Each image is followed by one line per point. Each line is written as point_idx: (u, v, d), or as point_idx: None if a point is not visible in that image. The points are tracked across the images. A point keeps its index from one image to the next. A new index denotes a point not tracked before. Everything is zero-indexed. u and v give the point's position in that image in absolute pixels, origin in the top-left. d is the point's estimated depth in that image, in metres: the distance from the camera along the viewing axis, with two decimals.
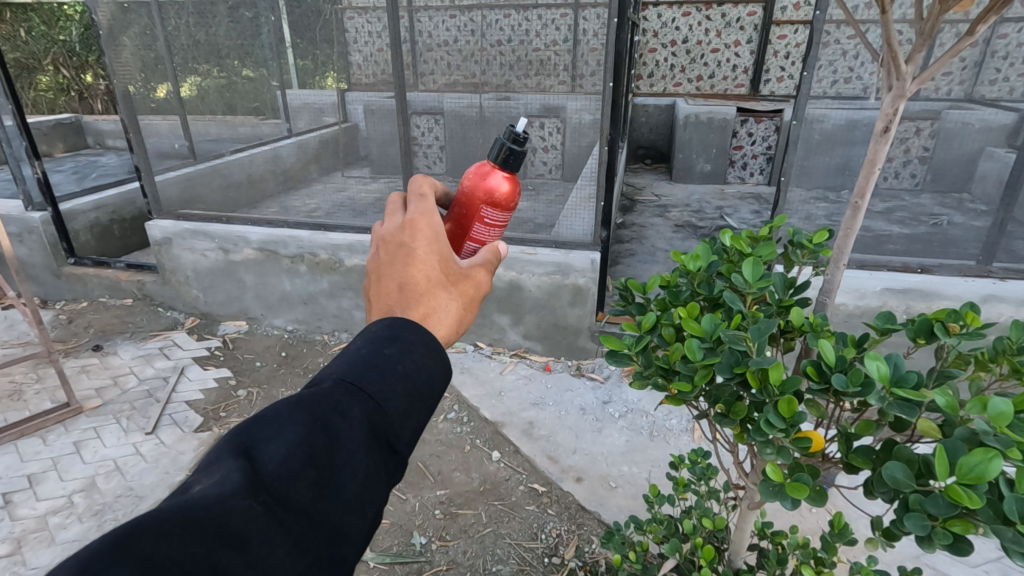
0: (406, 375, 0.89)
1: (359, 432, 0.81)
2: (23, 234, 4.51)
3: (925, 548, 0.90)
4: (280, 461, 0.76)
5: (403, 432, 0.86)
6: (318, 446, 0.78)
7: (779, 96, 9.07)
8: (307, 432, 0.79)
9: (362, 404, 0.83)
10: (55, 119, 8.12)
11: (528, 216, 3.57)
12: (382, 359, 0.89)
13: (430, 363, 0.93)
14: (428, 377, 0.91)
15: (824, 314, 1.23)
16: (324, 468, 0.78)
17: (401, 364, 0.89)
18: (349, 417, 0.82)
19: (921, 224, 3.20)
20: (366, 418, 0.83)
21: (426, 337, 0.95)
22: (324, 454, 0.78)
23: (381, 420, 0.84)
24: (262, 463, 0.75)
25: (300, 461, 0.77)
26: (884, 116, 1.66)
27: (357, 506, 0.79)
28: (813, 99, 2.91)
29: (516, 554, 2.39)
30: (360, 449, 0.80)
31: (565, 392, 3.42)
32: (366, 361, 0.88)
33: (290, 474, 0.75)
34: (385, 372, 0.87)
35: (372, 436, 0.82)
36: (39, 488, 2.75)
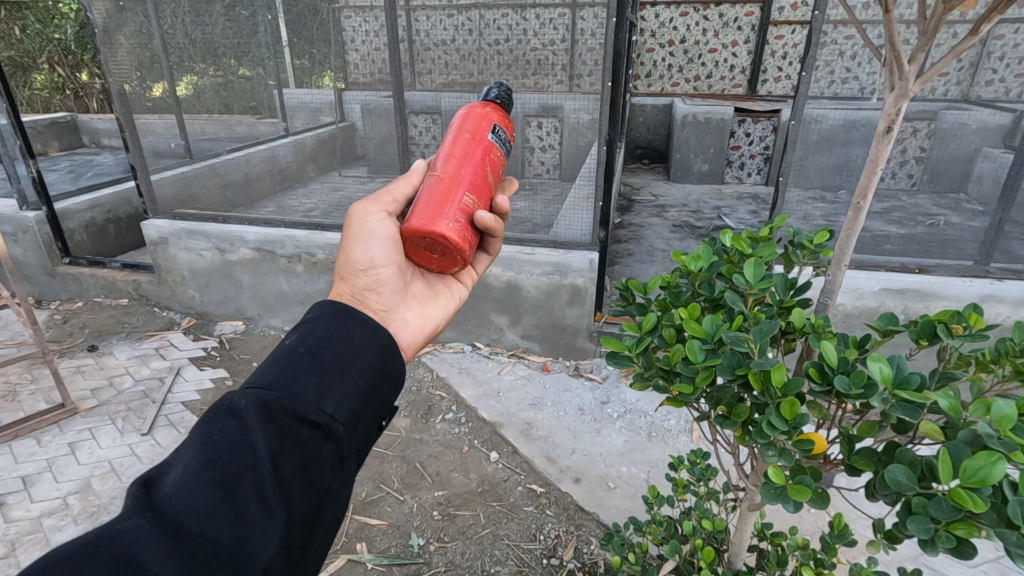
0: (310, 355, 0.96)
1: (253, 419, 0.85)
2: (17, 234, 4.47)
3: (928, 551, 0.89)
4: (178, 478, 0.79)
5: (317, 404, 0.91)
6: (216, 447, 0.82)
7: (776, 96, 9.08)
8: (204, 441, 0.83)
9: (254, 394, 0.88)
10: (49, 118, 8.08)
11: (525, 216, 3.56)
12: (281, 354, 0.96)
13: (329, 341, 0.99)
14: (341, 346, 0.99)
15: (825, 315, 1.23)
16: (226, 466, 0.81)
17: (302, 347, 0.97)
18: (243, 412, 0.85)
19: (919, 223, 3.18)
20: (259, 405, 0.86)
21: (328, 312, 1.05)
22: (223, 453, 0.82)
23: (279, 403, 0.88)
24: (158, 490, 0.79)
25: (196, 467, 0.80)
26: (885, 117, 1.66)
27: (268, 490, 0.81)
28: (811, 99, 2.91)
29: (515, 555, 2.38)
30: (260, 430, 0.84)
31: (563, 392, 3.41)
32: (261, 367, 0.94)
33: (186, 482, 0.78)
34: (284, 362, 0.94)
35: (269, 420, 0.86)
36: (33, 489, 2.73)
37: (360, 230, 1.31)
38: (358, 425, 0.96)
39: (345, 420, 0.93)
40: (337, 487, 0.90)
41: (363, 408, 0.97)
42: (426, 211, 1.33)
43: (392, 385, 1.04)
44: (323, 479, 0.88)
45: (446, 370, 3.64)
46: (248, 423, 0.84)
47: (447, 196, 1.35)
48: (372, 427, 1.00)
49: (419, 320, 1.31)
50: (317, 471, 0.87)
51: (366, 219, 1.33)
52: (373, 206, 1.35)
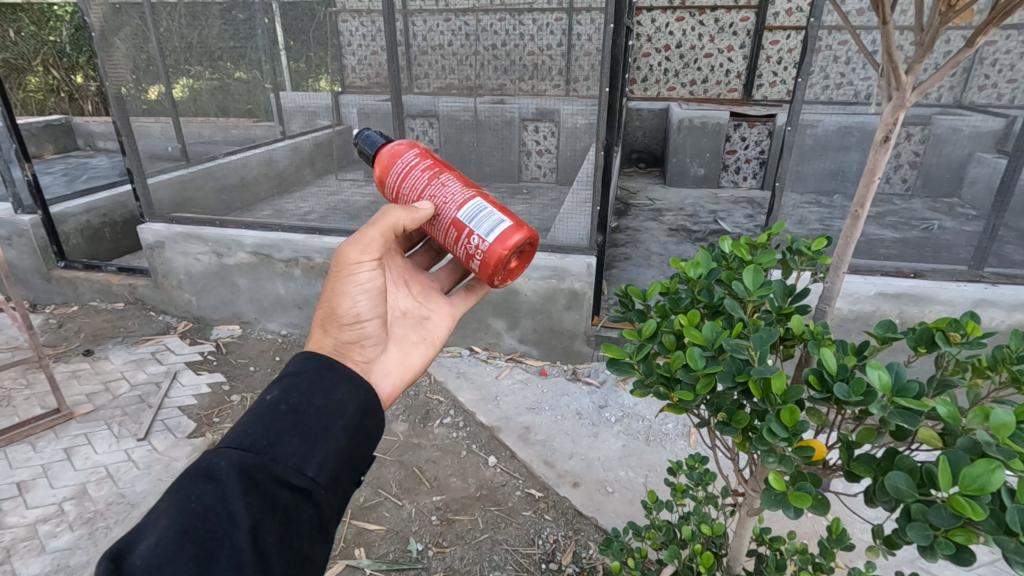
0: (293, 411, 0.95)
1: (233, 486, 0.85)
2: (13, 238, 4.45)
3: (927, 558, 0.90)
4: (149, 550, 0.80)
5: (299, 467, 0.91)
6: (192, 517, 0.83)
7: (771, 101, 9.13)
8: (179, 510, 0.84)
9: (234, 457, 0.88)
10: (43, 120, 8.04)
11: (523, 220, 3.56)
12: (261, 409, 0.95)
13: (317, 392, 0.99)
14: (322, 402, 0.99)
15: (825, 322, 1.23)
16: (202, 539, 0.82)
17: (284, 403, 0.96)
18: (221, 477, 0.86)
19: (913, 228, 3.28)
20: (240, 469, 0.87)
21: (312, 362, 1.04)
22: (199, 525, 0.83)
23: (261, 466, 0.89)
24: (129, 562, 0.79)
25: (169, 540, 0.81)
26: (883, 125, 1.68)
27: (244, 564, 0.81)
28: (806, 104, 2.92)
29: (513, 560, 2.38)
30: (238, 499, 0.85)
31: (561, 396, 3.42)
32: (246, 420, 0.94)
33: (158, 558, 0.79)
34: (265, 420, 0.94)
35: (249, 485, 0.87)
36: (29, 495, 2.71)
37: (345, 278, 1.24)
38: (341, 485, 0.96)
39: (330, 479, 0.94)
40: (319, 551, 0.91)
41: (345, 468, 0.97)
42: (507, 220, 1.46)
43: (374, 439, 1.03)
44: (303, 545, 0.89)
45: (443, 375, 3.64)
46: (226, 490, 0.85)
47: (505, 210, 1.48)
48: (355, 483, 0.99)
49: (400, 365, 1.31)
50: (296, 538, 0.88)
51: (354, 269, 1.25)
52: (363, 254, 1.26)
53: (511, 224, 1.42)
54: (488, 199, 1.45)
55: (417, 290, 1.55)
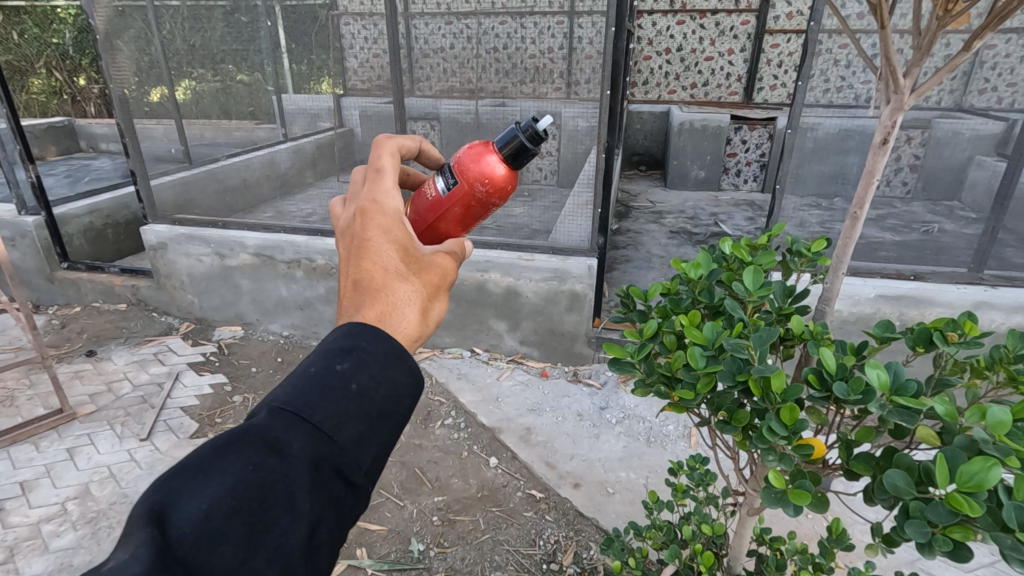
0: (362, 396, 0.87)
1: (300, 470, 0.79)
2: (16, 239, 4.48)
3: (925, 554, 0.91)
4: (199, 521, 0.73)
5: (358, 461, 0.85)
6: (250, 494, 0.76)
7: (771, 104, 9.14)
8: (238, 484, 0.77)
9: (305, 440, 0.81)
10: (47, 122, 8.09)
11: (524, 222, 3.59)
12: (333, 382, 0.87)
13: (389, 378, 0.91)
14: (390, 392, 0.91)
15: (824, 322, 1.24)
16: (256, 520, 0.75)
17: (354, 384, 0.87)
18: (288, 458, 0.79)
19: (914, 231, 3.28)
20: (308, 452, 0.81)
21: (387, 344, 0.93)
22: (256, 505, 0.76)
23: (328, 453, 0.82)
24: (176, 528, 0.71)
25: (224, 513, 0.74)
26: (882, 128, 1.69)
27: (295, 559, 0.76)
28: (807, 107, 2.95)
29: (514, 560, 2.39)
30: (302, 488, 0.79)
31: (562, 398, 3.42)
32: (313, 386, 0.86)
33: (209, 532, 0.72)
34: (336, 399, 0.85)
35: (313, 472, 0.80)
36: (32, 495, 2.72)
37: (435, 286, 1.09)
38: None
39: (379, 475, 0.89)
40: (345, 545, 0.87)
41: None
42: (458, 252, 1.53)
43: None
44: (340, 539, 0.85)
45: (444, 376, 3.65)
46: (291, 472, 0.79)
47: None
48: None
49: None
50: (338, 534, 0.84)
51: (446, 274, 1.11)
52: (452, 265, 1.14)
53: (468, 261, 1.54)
54: None
55: None
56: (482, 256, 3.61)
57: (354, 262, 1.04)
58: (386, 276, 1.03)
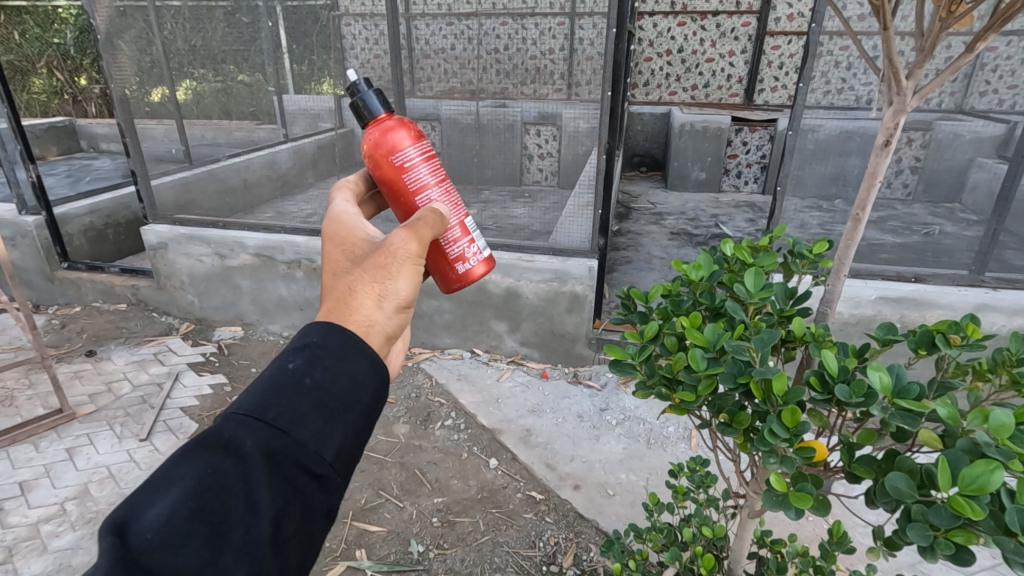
0: (316, 389, 0.86)
1: (255, 467, 0.79)
2: (17, 239, 4.48)
3: (927, 558, 0.91)
4: (160, 526, 0.74)
5: (318, 452, 0.84)
6: (209, 495, 0.77)
7: (772, 106, 9.15)
8: (196, 487, 0.77)
9: (258, 437, 0.81)
10: (48, 122, 8.10)
11: (524, 223, 3.59)
12: (285, 380, 0.87)
13: (343, 368, 0.91)
14: (346, 381, 0.90)
15: (826, 324, 1.24)
16: (218, 520, 0.77)
17: (308, 378, 0.87)
18: (244, 456, 0.80)
19: (913, 233, 3.23)
20: (262, 449, 0.81)
21: (340, 337, 0.94)
22: (216, 506, 0.77)
23: (283, 447, 0.82)
24: (137, 536, 0.73)
25: (182, 517, 0.75)
26: (884, 130, 1.69)
27: (260, 553, 0.77)
28: (808, 109, 2.95)
29: (514, 562, 2.39)
30: (260, 484, 0.79)
31: (562, 399, 3.42)
32: (267, 386, 0.86)
33: (168, 536, 0.73)
34: (289, 394, 0.85)
35: (271, 467, 0.80)
36: (31, 495, 2.72)
37: (385, 267, 1.04)
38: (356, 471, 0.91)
39: (349, 464, 0.88)
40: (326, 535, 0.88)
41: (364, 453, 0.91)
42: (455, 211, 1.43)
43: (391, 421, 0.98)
44: (316, 531, 0.85)
45: (444, 377, 3.66)
46: (246, 471, 0.79)
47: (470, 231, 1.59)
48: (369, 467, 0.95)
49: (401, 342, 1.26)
50: (311, 525, 0.84)
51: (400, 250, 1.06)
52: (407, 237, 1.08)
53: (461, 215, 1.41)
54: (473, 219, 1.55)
55: None
56: None
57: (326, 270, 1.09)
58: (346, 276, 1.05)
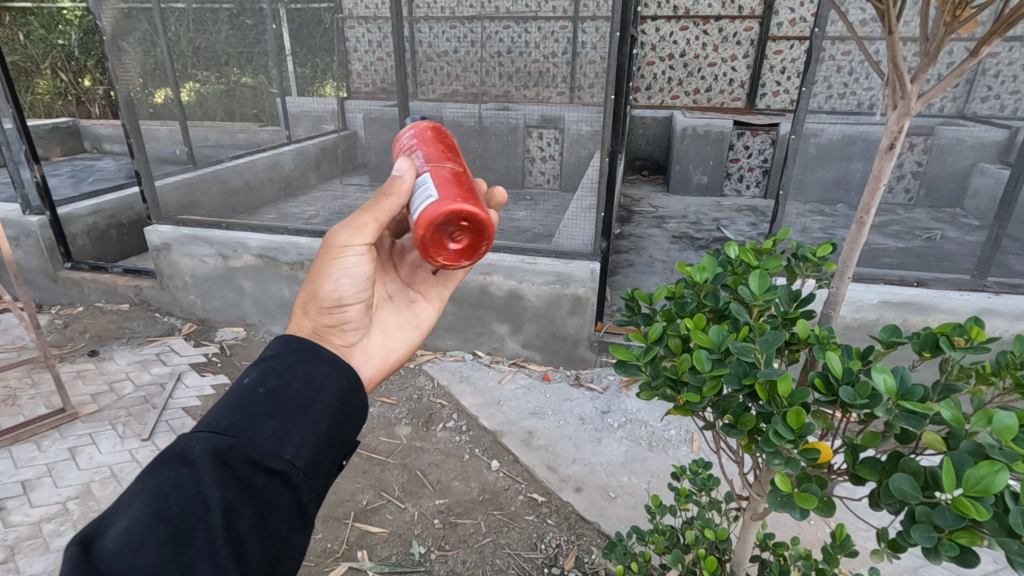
0: (270, 395, 0.95)
1: (208, 469, 0.84)
2: (21, 238, 4.49)
3: (931, 559, 0.91)
4: (121, 535, 0.77)
5: (275, 451, 0.90)
6: (167, 499, 0.81)
7: (774, 110, 9.17)
8: (153, 495, 0.82)
9: (208, 440, 0.86)
10: (52, 123, 8.11)
11: (526, 226, 3.61)
12: (240, 393, 0.95)
13: (294, 377, 1.00)
14: (300, 386, 0.99)
15: (830, 326, 1.24)
16: (177, 522, 0.80)
17: (261, 387, 0.96)
18: (195, 461, 0.84)
19: (916, 238, 3.26)
20: (213, 452, 0.86)
21: (292, 347, 1.05)
22: (173, 508, 0.81)
23: (236, 449, 0.87)
24: (100, 546, 0.77)
25: (141, 522, 0.78)
26: (889, 134, 1.69)
27: (220, 547, 0.80)
28: (811, 113, 2.94)
29: (516, 564, 2.39)
30: (213, 483, 0.83)
31: (564, 402, 3.42)
32: (223, 401, 0.94)
33: (126, 542, 0.77)
34: (243, 403, 0.93)
35: (225, 468, 0.85)
36: (33, 494, 2.72)
37: (336, 262, 1.24)
38: (320, 469, 0.96)
39: (309, 463, 0.93)
40: (295, 536, 0.90)
41: (325, 451, 0.97)
42: (449, 192, 1.32)
43: (354, 422, 1.04)
44: (281, 529, 0.88)
45: (446, 379, 3.66)
46: (201, 472, 0.84)
47: (459, 183, 1.37)
48: (335, 467, 1.00)
49: (383, 350, 1.32)
50: (276, 523, 0.88)
51: (341, 250, 1.24)
52: (353, 236, 1.25)
53: (440, 198, 1.30)
54: (440, 174, 1.37)
55: (404, 271, 1.56)
56: (485, 259, 3.62)
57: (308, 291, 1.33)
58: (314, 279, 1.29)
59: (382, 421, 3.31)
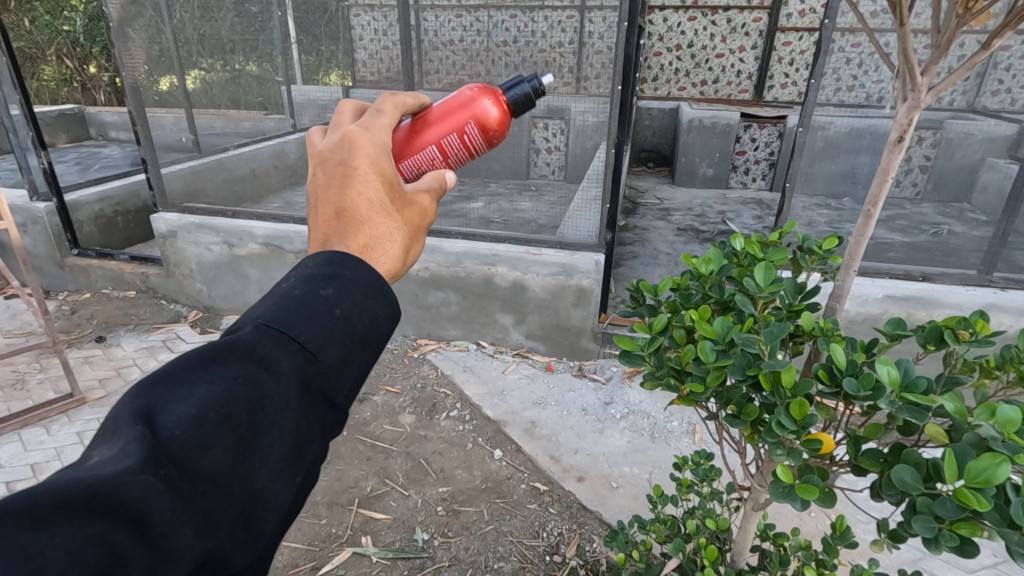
0: (346, 320, 0.87)
1: (286, 386, 0.79)
2: (28, 225, 4.52)
3: (931, 550, 0.92)
4: (189, 423, 0.72)
5: (343, 384, 0.85)
6: (238, 402, 0.76)
7: (782, 103, 9.10)
8: (226, 394, 0.76)
9: (293, 356, 0.81)
10: (58, 109, 8.13)
11: (531, 217, 3.61)
12: (321, 302, 0.87)
13: (373, 305, 0.92)
14: (372, 321, 0.91)
15: (834, 319, 1.24)
16: (244, 428, 0.75)
17: (338, 308, 0.87)
18: (276, 370, 0.80)
19: (922, 233, 3.24)
20: (293, 370, 0.81)
21: (369, 275, 0.94)
22: (244, 415, 0.75)
23: (313, 372, 0.82)
24: (165, 427, 0.71)
25: (211, 419, 0.73)
26: (897, 126, 1.68)
27: (283, 467, 0.77)
28: (819, 106, 2.94)
29: (518, 551, 2.41)
30: (289, 406, 0.79)
31: (567, 392, 3.44)
32: (300, 300, 0.86)
33: (193, 437, 0.72)
34: (323, 318, 0.85)
35: (299, 390, 0.81)
36: (42, 477, 2.75)
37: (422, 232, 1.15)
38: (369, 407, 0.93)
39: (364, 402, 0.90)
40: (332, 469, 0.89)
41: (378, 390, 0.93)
42: None
43: None
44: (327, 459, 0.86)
45: (450, 368, 3.68)
46: (279, 384, 0.79)
47: None
48: None
49: None
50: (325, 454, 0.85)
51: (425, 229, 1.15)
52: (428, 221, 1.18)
53: None
54: None
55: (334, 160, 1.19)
56: (490, 250, 3.63)
57: (338, 188, 1.04)
58: (370, 209, 1.04)
59: (386, 409, 3.34)
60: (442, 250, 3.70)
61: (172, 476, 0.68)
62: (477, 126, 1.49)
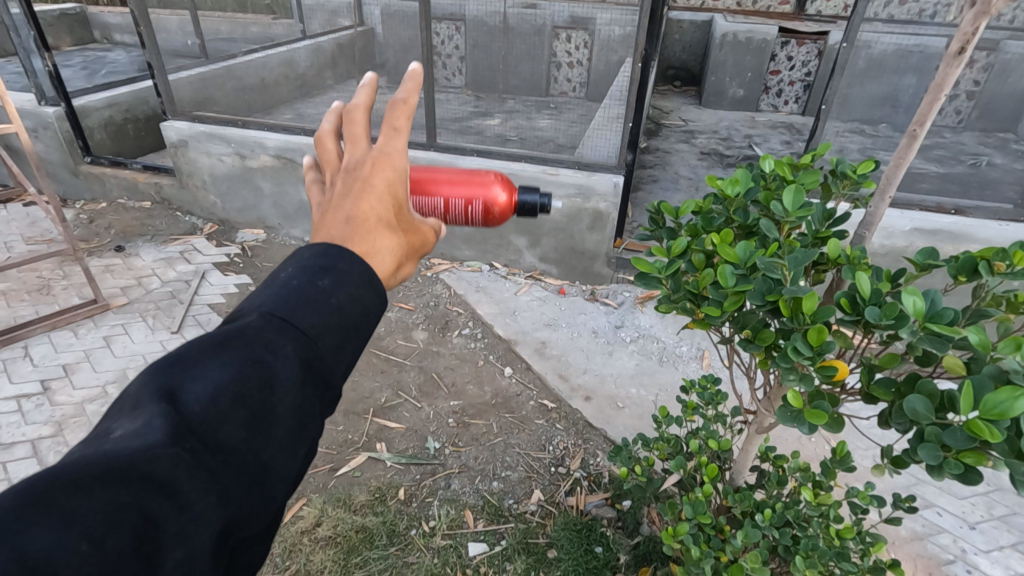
0: (343, 308, 0.82)
1: (293, 365, 0.76)
2: (39, 130, 4.46)
3: (934, 476, 0.94)
4: (206, 400, 0.70)
5: (340, 365, 0.82)
6: (249, 379, 0.73)
7: (825, 17, 8.41)
8: (238, 371, 0.73)
9: (296, 341, 0.77)
10: (60, 7, 7.83)
11: (549, 135, 3.49)
12: (319, 286, 0.82)
13: (367, 294, 0.86)
14: (367, 305, 0.85)
15: (863, 247, 1.19)
16: (257, 405, 0.72)
17: (335, 297, 0.82)
18: (281, 350, 0.76)
19: (960, 163, 3.10)
20: (297, 354, 0.77)
21: (362, 265, 0.87)
22: (255, 391, 0.72)
23: (315, 358, 0.79)
24: (185, 404, 0.69)
25: (225, 396, 0.71)
26: (961, 36, 1.52)
27: (297, 438, 0.75)
28: (866, 21, 2.69)
29: (525, 462, 2.53)
30: (296, 385, 0.76)
31: (578, 315, 3.47)
32: (299, 280, 0.82)
33: (210, 414, 0.69)
34: (322, 298, 0.81)
35: (306, 371, 0.77)
36: (74, 376, 2.88)
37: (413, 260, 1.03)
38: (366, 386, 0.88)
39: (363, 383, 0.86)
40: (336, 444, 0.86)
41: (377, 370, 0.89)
42: None
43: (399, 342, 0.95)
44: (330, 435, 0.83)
45: (463, 288, 3.70)
46: (287, 363, 0.75)
47: None
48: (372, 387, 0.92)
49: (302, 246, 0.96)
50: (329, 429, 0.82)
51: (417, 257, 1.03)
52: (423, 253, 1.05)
53: None
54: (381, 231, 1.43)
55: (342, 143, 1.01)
56: (506, 168, 3.52)
57: (355, 195, 0.91)
58: (379, 222, 0.91)
59: (400, 325, 3.40)
60: (457, 168, 3.60)
61: (196, 449, 0.67)
62: (481, 208, 1.43)
